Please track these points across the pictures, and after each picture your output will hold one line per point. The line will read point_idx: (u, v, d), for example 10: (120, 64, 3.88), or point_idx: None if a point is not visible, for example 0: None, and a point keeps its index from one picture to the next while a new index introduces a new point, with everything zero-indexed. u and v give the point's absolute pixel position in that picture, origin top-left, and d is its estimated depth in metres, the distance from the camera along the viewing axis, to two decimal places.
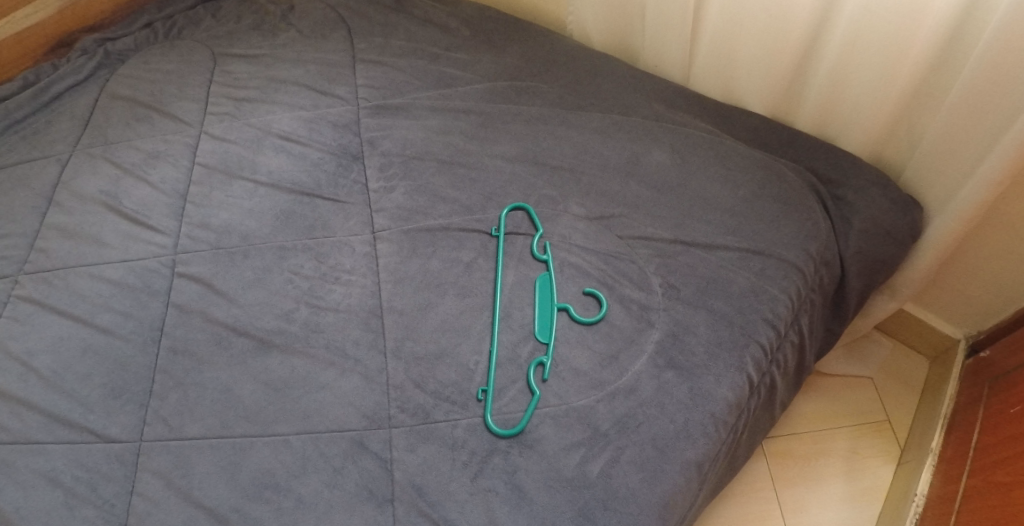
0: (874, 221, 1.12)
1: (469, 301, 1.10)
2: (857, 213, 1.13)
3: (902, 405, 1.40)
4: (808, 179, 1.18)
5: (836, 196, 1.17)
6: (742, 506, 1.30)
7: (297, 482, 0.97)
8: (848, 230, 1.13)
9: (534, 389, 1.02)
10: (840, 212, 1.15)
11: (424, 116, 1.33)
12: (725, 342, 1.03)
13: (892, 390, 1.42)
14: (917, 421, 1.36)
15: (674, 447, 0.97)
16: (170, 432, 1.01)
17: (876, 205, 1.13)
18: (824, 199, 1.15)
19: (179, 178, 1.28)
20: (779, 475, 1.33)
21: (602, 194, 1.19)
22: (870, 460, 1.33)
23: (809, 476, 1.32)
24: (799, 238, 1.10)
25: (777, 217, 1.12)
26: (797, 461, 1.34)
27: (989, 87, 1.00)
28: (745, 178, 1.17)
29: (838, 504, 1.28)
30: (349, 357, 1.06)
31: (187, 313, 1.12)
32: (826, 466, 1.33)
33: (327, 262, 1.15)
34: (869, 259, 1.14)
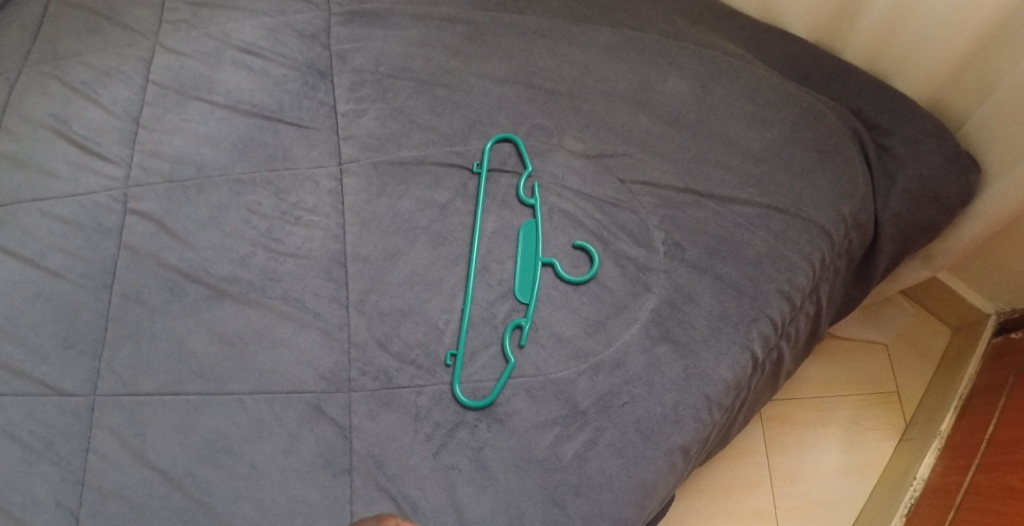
0: (923, 180, 0.95)
1: (443, 250, 0.98)
2: (904, 167, 0.96)
3: (914, 377, 1.32)
4: (852, 124, 0.99)
5: (881, 147, 0.99)
6: (730, 471, 1.26)
7: (250, 447, 0.91)
8: (889, 188, 0.96)
9: (509, 357, 0.91)
10: (884, 166, 0.98)
11: (403, 25, 1.14)
12: (731, 315, 0.90)
13: (905, 359, 1.33)
14: (928, 396, 1.28)
15: (658, 432, 0.87)
16: (123, 387, 0.95)
17: (928, 161, 0.95)
18: (867, 148, 0.98)
19: (132, 98, 1.15)
20: (773, 441, 1.28)
21: (604, 127, 1.02)
22: (871, 433, 1.28)
23: (804, 444, 1.28)
24: (831, 196, 0.94)
25: (808, 168, 0.95)
26: (794, 427, 1.29)
27: None
28: (775, 117, 0.99)
29: (829, 476, 1.25)
30: (308, 310, 0.96)
31: (139, 255, 1.02)
32: (824, 435, 1.28)
33: (287, 200, 1.03)
34: (910, 225, 0.97)
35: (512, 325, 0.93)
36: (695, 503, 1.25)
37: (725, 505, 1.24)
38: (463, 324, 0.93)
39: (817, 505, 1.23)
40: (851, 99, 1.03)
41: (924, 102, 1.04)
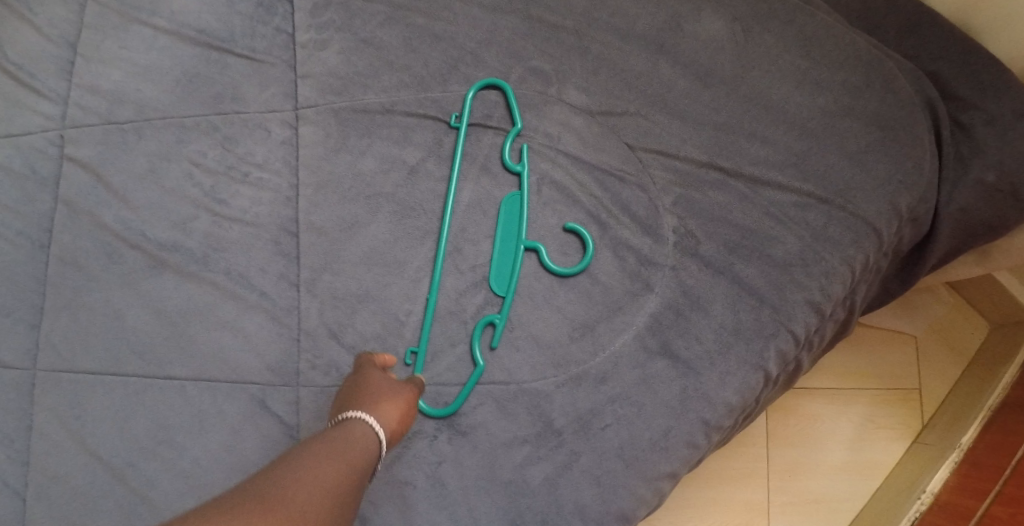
0: (1005, 171, 0.79)
1: (409, 224, 0.82)
2: (982, 153, 0.80)
3: (939, 375, 1.15)
4: (927, 93, 0.82)
5: (956, 123, 0.83)
6: (726, 461, 1.11)
7: (191, 440, 0.82)
8: (960, 176, 0.81)
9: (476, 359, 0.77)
10: (956, 148, 0.82)
11: None
12: (744, 329, 0.74)
13: (933, 356, 1.15)
14: (952, 398, 1.13)
15: (644, 460, 0.74)
16: (62, 362, 0.84)
17: (1015, 148, 0.79)
18: (940, 126, 0.81)
19: (70, 19, 0.96)
20: (778, 430, 1.13)
21: (615, 76, 0.81)
22: (883, 432, 1.13)
23: (811, 437, 1.12)
24: (887, 184, 0.75)
25: (864, 147, 0.76)
26: (802, 418, 1.13)
27: None
28: (832, 78, 0.78)
29: (833, 475, 1.11)
30: (254, 289, 0.83)
31: (76, 212, 0.89)
32: (834, 429, 1.13)
33: (235, 151, 0.88)
34: (974, 222, 0.82)
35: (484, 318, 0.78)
36: (684, 491, 1.10)
37: (715, 495, 1.10)
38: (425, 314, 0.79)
39: (815, 503, 1.10)
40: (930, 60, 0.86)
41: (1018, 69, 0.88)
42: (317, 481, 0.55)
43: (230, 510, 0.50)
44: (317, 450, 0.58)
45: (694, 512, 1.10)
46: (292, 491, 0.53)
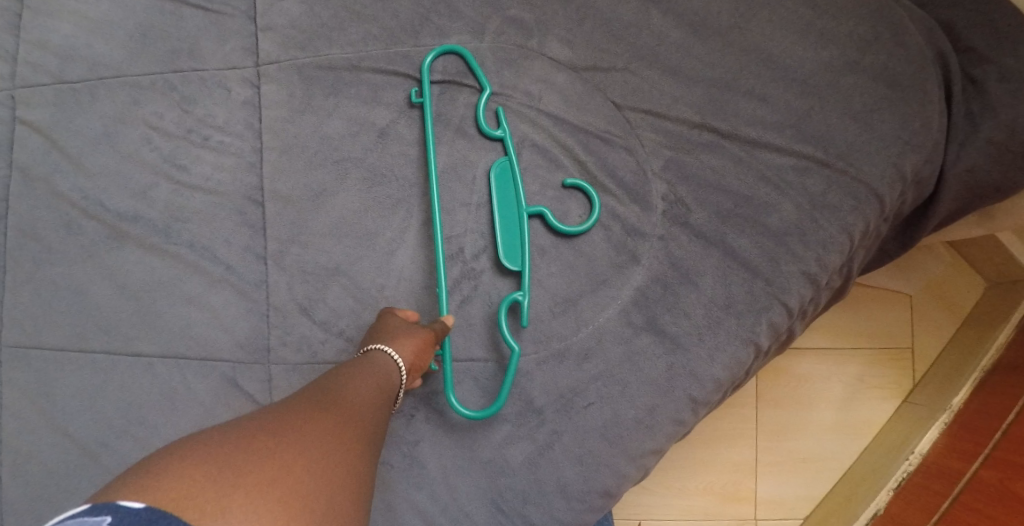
0: (1015, 131, 0.73)
1: (380, 193, 0.78)
2: (992, 111, 0.74)
3: (933, 333, 1.10)
4: (941, 45, 0.76)
5: (968, 79, 0.76)
6: (714, 422, 1.08)
7: (163, 419, 0.79)
8: (970, 135, 0.76)
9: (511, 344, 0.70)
10: (966, 107, 0.76)
11: None
12: (735, 303, 0.70)
13: (928, 315, 1.10)
14: (945, 358, 1.09)
15: (629, 439, 0.71)
16: (27, 338, 0.81)
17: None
18: (952, 79, 0.75)
19: None
20: (768, 392, 1.08)
21: (601, 26, 0.73)
22: (874, 392, 1.10)
23: (801, 397, 1.09)
24: (891, 145, 0.69)
25: (870, 107, 0.70)
26: (793, 379, 1.09)
27: None
28: (839, 29, 0.71)
29: (821, 434, 1.09)
30: (219, 262, 0.79)
31: (31, 181, 0.83)
32: (825, 390, 1.09)
33: (194, 112, 0.82)
34: (981, 184, 0.77)
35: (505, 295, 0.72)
36: (670, 452, 1.08)
37: (703, 456, 1.08)
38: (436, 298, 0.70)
39: (801, 463, 1.08)
40: (942, 9, 0.79)
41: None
42: (367, 396, 0.58)
43: (296, 413, 0.51)
44: (368, 375, 0.60)
45: (681, 475, 1.08)
46: (342, 400, 0.55)
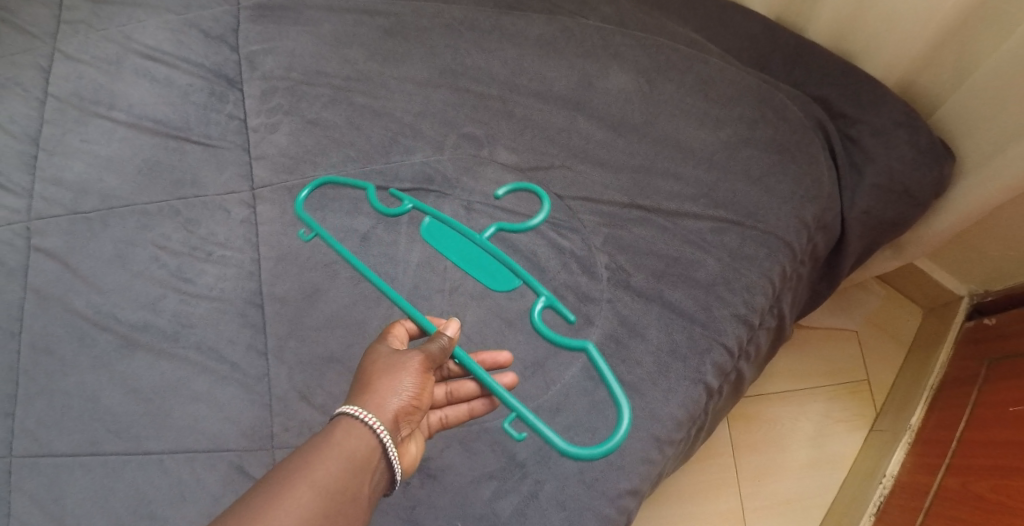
0: (894, 175, 0.82)
1: (365, 287, 0.89)
2: (873, 161, 0.83)
3: (885, 363, 1.20)
4: (815, 114, 0.86)
5: (847, 137, 0.86)
6: (696, 473, 1.16)
7: (173, 511, 0.85)
8: (857, 183, 0.83)
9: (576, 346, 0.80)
10: (850, 158, 0.84)
11: (316, 20, 1.01)
12: (681, 348, 0.80)
13: (876, 346, 1.21)
14: (900, 383, 1.17)
15: (604, 480, 0.79)
16: (40, 447, 0.90)
17: (899, 153, 0.82)
18: (831, 138, 0.84)
19: (31, 114, 1.05)
20: (740, 439, 1.17)
21: (540, 135, 0.89)
22: (841, 426, 1.16)
23: (772, 441, 1.16)
24: (793, 201, 0.82)
25: (767, 172, 0.83)
26: (761, 424, 1.18)
27: None
28: (730, 114, 0.85)
29: (800, 473, 1.14)
30: (224, 360, 0.88)
31: (46, 300, 0.95)
32: (793, 431, 1.17)
33: (197, 232, 0.94)
34: (879, 223, 0.85)
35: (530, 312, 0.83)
36: (656, 511, 1.14)
37: (688, 508, 1.14)
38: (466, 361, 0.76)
39: (786, 504, 1.12)
40: (813, 86, 0.89)
41: (894, 85, 0.88)
42: (300, 507, 0.54)
43: None
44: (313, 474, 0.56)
45: None
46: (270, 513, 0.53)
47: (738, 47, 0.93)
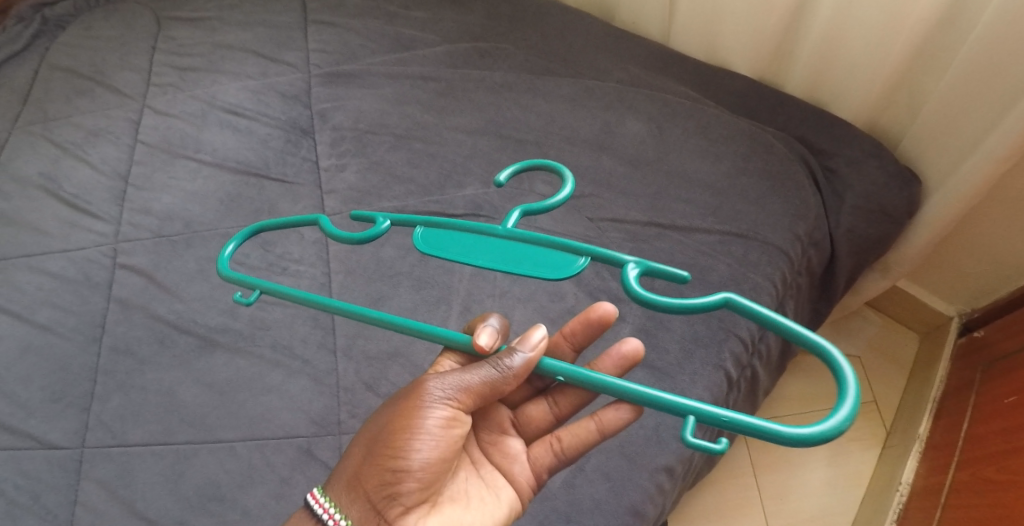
0: (870, 197, 1.00)
1: (426, 294, 1.01)
2: (851, 187, 1.01)
3: (890, 385, 1.32)
4: (799, 151, 1.05)
5: (827, 170, 1.05)
6: (721, 493, 1.25)
7: (241, 492, 0.91)
8: (840, 206, 1.01)
9: (713, 303, 0.64)
10: (832, 187, 1.03)
11: (379, 84, 1.21)
12: (702, 337, 0.94)
13: (880, 370, 1.33)
14: (905, 403, 1.28)
15: (643, 454, 0.89)
16: (113, 438, 0.97)
17: (872, 179, 1.01)
18: (814, 171, 1.03)
19: (120, 157, 1.22)
20: (760, 459, 1.28)
21: (571, 170, 1.06)
22: (854, 445, 1.27)
23: (791, 460, 1.27)
24: (786, 219, 0.98)
25: (763, 195, 1.00)
26: (779, 445, 1.28)
27: (989, 66, 0.88)
28: (729, 151, 1.04)
29: (821, 491, 1.23)
30: (297, 357, 0.99)
31: (130, 308, 1.07)
32: (810, 451, 1.27)
33: (274, 251, 1.08)
34: (862, 240, 1.02)
35: (627, 283, 0.68)
36: None
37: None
38: (570, 369, 0.69)
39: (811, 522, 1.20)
40: (797, 128, 1.08)
41: (863, 126, 1.09)
42: None
43: None
44: None
45: None
46: None
47: (731, 103, 1.12)
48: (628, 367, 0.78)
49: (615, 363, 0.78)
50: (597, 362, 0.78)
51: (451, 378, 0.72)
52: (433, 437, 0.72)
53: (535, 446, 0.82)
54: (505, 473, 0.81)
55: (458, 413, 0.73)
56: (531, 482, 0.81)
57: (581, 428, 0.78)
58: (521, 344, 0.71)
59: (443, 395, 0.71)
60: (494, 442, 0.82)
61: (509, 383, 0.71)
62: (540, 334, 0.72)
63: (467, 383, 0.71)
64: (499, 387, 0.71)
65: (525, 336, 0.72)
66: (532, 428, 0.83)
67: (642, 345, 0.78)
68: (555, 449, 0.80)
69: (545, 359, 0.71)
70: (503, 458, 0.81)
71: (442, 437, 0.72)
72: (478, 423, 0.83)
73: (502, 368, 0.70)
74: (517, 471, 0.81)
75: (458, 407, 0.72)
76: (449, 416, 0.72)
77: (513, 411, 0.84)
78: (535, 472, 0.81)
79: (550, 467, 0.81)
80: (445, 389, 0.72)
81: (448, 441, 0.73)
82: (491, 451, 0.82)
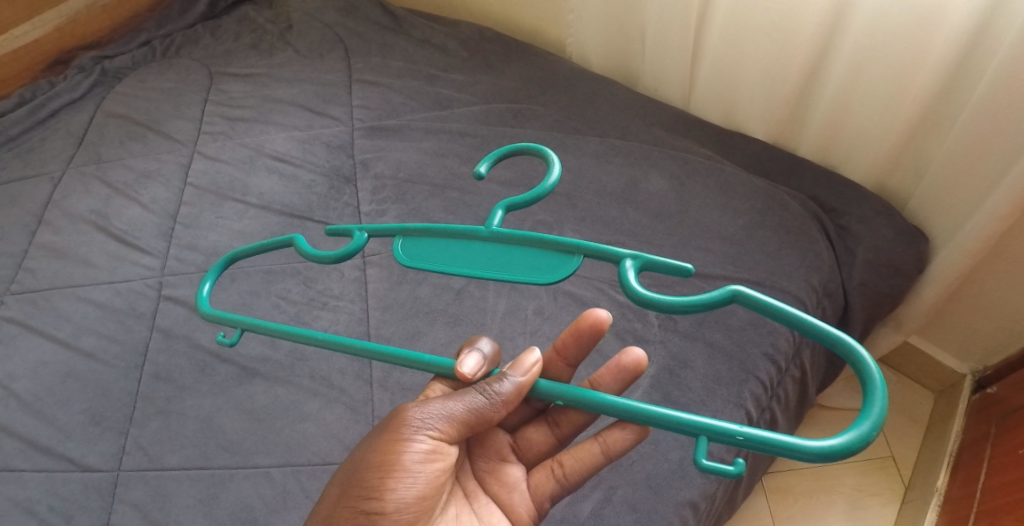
0: (880, 252, 1.08)
1: (459, 330, 1.05)
2: (862, 242, 1.09)
3: (905, 441, 1.35)
4: (812, 209, 1.13)
5: (839, 227, 1.13)
6: None
7: (275, 517, 0.92)
8: (852, 260, 1.09)
9: (722, 296, 0.65)
10: (844, 242, 1.11)
11: (418, 138, 1.30)
12: (724, 377, 0.97)
13: (895, 426, 1.37)
14: (921, 459, 1.31)
15: (668, 487, 0.90)
16: (149, 462, 0.99)
17: (880, 235, 1.09)
18: (827, 228, 1.11)
19: (169, 197, 1.30)
20: (779, 511, 1.30)
21: (599, 220, 1.13)
22: (873, 499, 1.29)
23: (809, 513, 1.29)
24: (801, 270, 1.05)
25: (778, 247, 1.07)
26: (797, 497, 1.31)
27: (981, 136, 0.98)
28: (746, 206, 1.12)
29: None
30: (335, 387, 1.03)
31: (172, 337, 1.11)
32: (828, 504, 1.29)
33: (315, 287, 1.13)
34: (874, 293, 1.09)
35: (627, 283, 0.70)
36: None
37: None
38: (571, 391, 0.71)
39: None
40: (808, 188, 1.17)
41: (872, 187, 1.19)
42: None
43: None
44: None
45: None
46: None
47: (746, 164, 1.22)
48: (630, 379, 0.80)
49: (617, 376, 0.80)
50: (597, 374, 0.80)
51: (434, 408, 0.73)
52: (418, 468, 0.73)
53: (536, 473, 0.83)
54: (501, 505, 0.82)
55: (441, 444, 0.74)
56: (531, 511, 0.82)
57: (585, 451, 0.80)
58: (512, 369, 0.73)
59: (425, 427, 0.72)
60: (493, 471, 0.83)
61: (497, 410, 0.72)
62: (533, 359, 0.74)
63: (450, 413, 0.73)
64: (485, 414, 0.73)
65: (517, 361, 0.74)
66: (532, 453, 0.85)
67: (645, 354, 0.80)
68: (557, 474, 0.82)
69: (540, 381, 0.73)
70: (502, 488, 0.82)
71: (425, 469, 0.73)
72: (477, 452, 0.84)
73: (490, 394, 0.72)
74: (517, 501, 0.82)
75: (442, 436, 0.73)
76: (431, 449, 0.73)
77: (512, 436, 0.86)
78: (535, 502, 0.82)
79: (552, 495, 0.82)
80: (428, 420, 0.73)
81: (429, 476, 0.74)
82: (489, 480, 0.83)
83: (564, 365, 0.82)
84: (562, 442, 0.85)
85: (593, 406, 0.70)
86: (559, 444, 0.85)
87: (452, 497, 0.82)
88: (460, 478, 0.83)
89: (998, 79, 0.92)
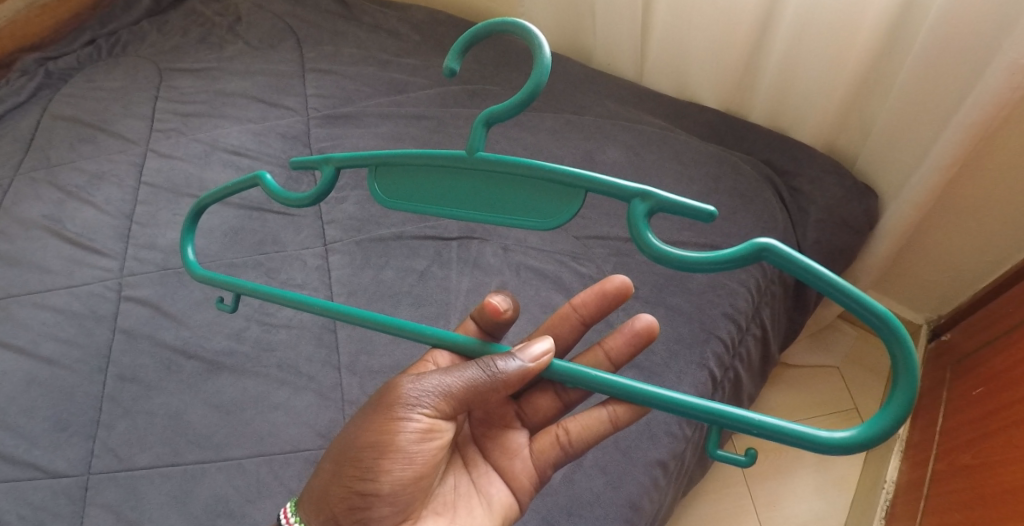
0: (831, 211, 1.11)
1: (424, 310, 1.06)
2: (814, 203, 1.12)
3: (868, 392, 1.39)
4: (764, 171, 1.16)
5: (792, 188, 1.15)
6: (715, 503, 1.30)
7: (251, 507, 0.93)
8: (805, 220, 1.12)
9: (749, 252, 0.59)
10: (797, 203, 1.14)
11: (375, 124, 1.30)
12: (686, 338, 0.99)
13: (858, 378, 1.42)
14: None
15: (637, 448, 0.92)
16: (119, 463, 0.98)
17: (831, 194, 1.12)
18: (780, 190, 1.14)
19: (124, 198, 1.28)
20: (751, 468, 1.33)
21: None
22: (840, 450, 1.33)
23: (780, 468, 1.32)
24: (756, 231, 1.07)
25: (733, 211, 1.09)
26: (769, 453, 1.34)
27: (922, 93, 1.01)
28: (700, 173, 1.14)
29: (811, 496, 1.28)
30: (303, 374, 1.03)
31: (135, 337, 1.10)
32: (798, 458, 1.33)
33: (278, 277, 1.13)
34: (829, 250, 1.12)
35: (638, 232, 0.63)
36: None
37: None
38: (581, 374, 0.70)
39: None
40: (761, 151, 1.20)
41: (823, 148, 1.22)
42: None
43: None
44: None
45: None
46: None
47: (700, 132, 1.24)
48: (642, 347, 0.82)
49: (630, 342, 0.82)
50: (608, 340, 0.82)
51: (429, 384, 0.72)
52: (414, 448, 0.73)
53: (539, 439, 0.83)
54: (502, 473, 0.82)
55: (435, 421, 0.73)
56: (532, 478, 0.83)
57: (593, 419, 0.80)
58: (519, 353, 0.71)
59: (419, 405, 0.72)
60: (494, 439, 0.84)
61: (495, 386, 0.70)
62: (543, 349, 0.71)
63: (446, 389, 0.71)
64: (483, 392, 0.70)
65: (527, 349, 0.71)
66: (537, 420, 0.85)
67: (656, 321, 0.83)
68: (562, 441, 0.82)
69: (554, 363, 0.71)
70: (503, 455, 0.83)
71: (422, 446, 0.73)
72: (478, 420, 0.85)
73: (491, 371, 0.70)
74: (518, 468, 0.82)
75: (437, 412, 0.72)
76: (425, 427, 0.73)
77: (518, 404, 0.86)
78: (536, 468, 0.83)
79: (554, 462, 0.83)
80: (423, 397, 0.72)
81: (424, 455, 0.74)
82: (490, 448, 0.83)
83: (577, 321, 0.84)
84: (567, 408, 0.87)
85: (605, 389, 0.69)
86: (565, 410, 0.86)
87: (452, 467, 0.83)
88: (460, 447, 0.85)
89: (935, 36, 0.95)
